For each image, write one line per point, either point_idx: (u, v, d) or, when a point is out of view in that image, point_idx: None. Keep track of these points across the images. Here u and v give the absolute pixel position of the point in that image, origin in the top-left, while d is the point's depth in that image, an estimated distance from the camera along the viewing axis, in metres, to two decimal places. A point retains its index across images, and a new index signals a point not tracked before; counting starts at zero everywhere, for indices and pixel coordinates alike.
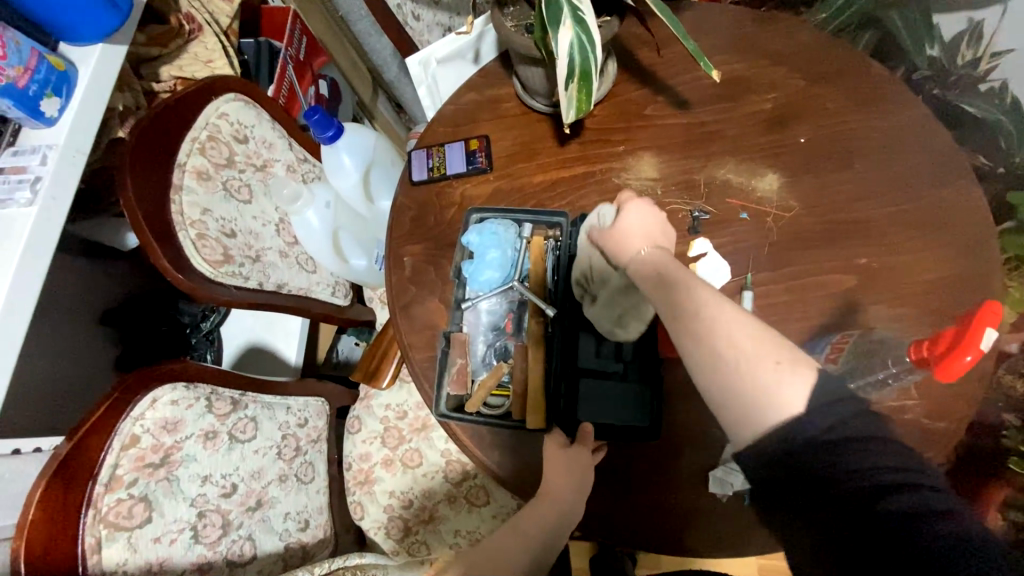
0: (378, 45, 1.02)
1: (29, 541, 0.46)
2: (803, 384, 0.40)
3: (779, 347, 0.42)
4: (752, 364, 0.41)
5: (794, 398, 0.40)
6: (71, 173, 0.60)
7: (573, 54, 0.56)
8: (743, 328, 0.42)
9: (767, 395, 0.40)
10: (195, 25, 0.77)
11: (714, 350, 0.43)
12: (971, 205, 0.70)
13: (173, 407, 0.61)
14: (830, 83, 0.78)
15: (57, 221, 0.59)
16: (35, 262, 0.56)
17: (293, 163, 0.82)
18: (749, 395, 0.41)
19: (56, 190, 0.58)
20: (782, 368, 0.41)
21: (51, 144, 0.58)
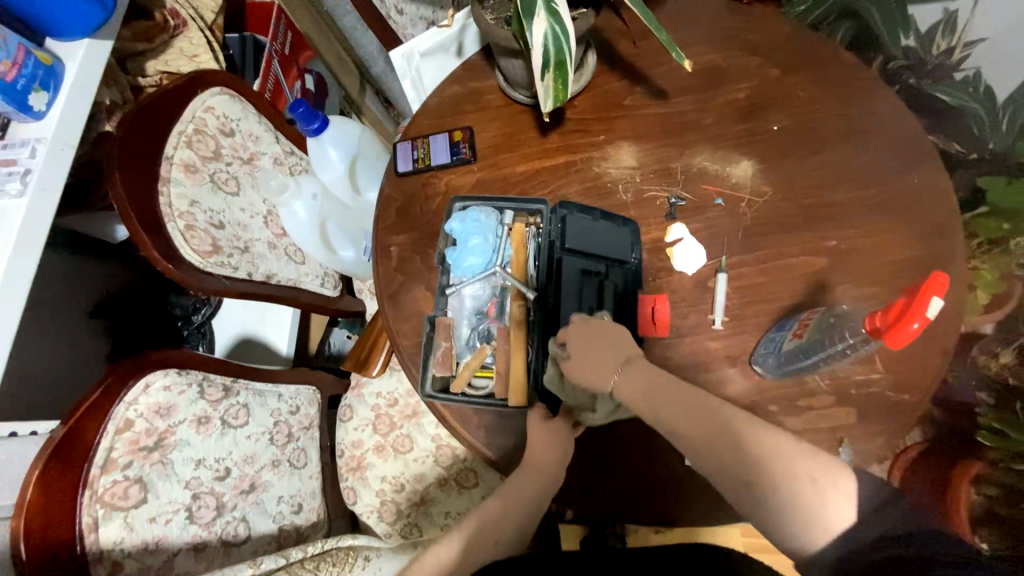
0: (365, 40, 1.04)
1: (27, 519, 0.48)
2: (850, 499, 0.46)
3: (816, 463, 0.48)
4: (789, 477, 0.48)
5: (840, 514, 0.46)
6: (60, 166, 0.61)
7: (548, 45, 0.58)
8: (777, 444, 0.50)
9: (807, 504, 0.47)
10: (180, 20, 0.78)
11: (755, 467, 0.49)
12: (937, 188, 0.72)
13: (166, 393, 0.63)
14: (804, 72, 0.80)
15: (48, 212, 0.60)
16: (26, 252, 0.58)
17: (280, 156, 0.84)
18: (799, 515, 0.47)
19: (46, 182, 0.59)
20: (810, 484, 0.47)
21: (40, 137, 0.60)
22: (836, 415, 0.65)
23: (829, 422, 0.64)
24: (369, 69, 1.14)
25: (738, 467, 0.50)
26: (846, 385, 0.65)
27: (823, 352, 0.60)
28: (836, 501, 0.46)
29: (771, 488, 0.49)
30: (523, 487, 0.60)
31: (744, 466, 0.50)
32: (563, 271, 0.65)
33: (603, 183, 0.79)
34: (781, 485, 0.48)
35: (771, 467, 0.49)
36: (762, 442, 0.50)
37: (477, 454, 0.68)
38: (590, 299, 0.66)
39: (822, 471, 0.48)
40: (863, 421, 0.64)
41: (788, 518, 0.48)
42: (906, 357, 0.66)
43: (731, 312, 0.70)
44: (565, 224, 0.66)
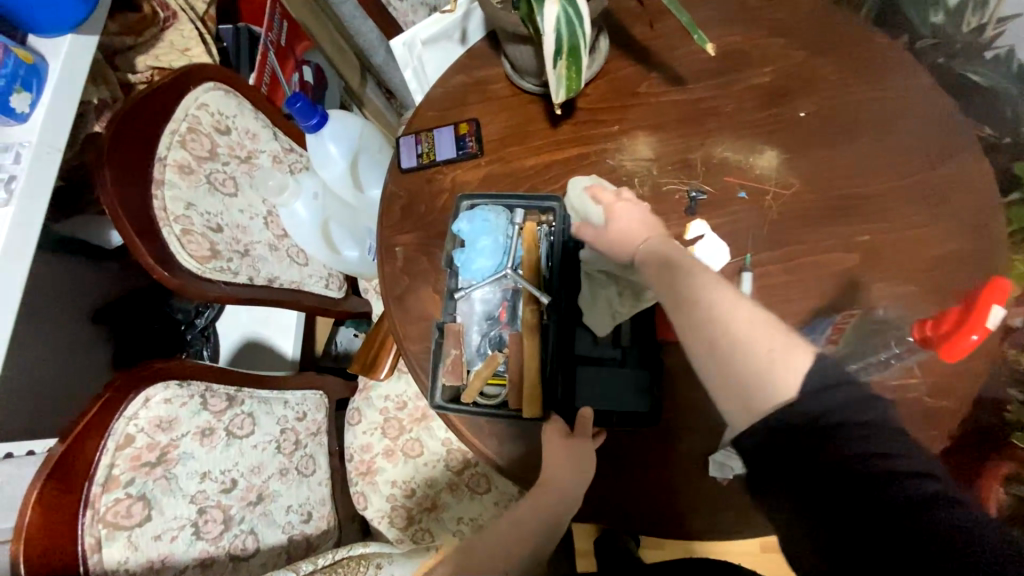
0: (364, 29, 0.97)
1: (27, 543, 0.46)
2: (798, 366, 0.41)
3: (771, 333, 0.42)
4: (747, 352, 0.42)
5: (791, 376, 0.41)
6: (47, 171, 0.58)
7: (560, 30, 0.54)
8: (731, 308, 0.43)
9: (759, 379, 0.41)
10: (169, 12, 0.74)
11: (719, 341, 0.43)
12: (978, 178, 0.67)
13: (167, 406, 0.61)
14: (830, 53, 0.75)
15: (36, 221, 0.57)
16: (13, 265, 0.55)
17: (279, 153, 0.81)
18: (745, 374, 0.42)
19: (32, 190, 0.56)
20: (766, 346, 0.41)
21: (24, 141, 0.56)
22: None
23: None
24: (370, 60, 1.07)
25: (714, 346, 0.43)
26: (880, 389, 0.61)
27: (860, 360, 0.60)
28: (780, 372, 0.41)
29: (726, 348, 0.42)
30: (544, 507, 0.56)
31: (700, 337, 0.44)
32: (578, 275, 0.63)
33: (618, 177, 0.75)
34: (739, 347, 0.42)
35: (743, 340, 0.42)
36: (749, 328, 0.42)
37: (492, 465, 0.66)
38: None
39: (780, 337, 0.42)
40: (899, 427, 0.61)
41: (738, 387, 0.42)
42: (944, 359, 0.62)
43: None
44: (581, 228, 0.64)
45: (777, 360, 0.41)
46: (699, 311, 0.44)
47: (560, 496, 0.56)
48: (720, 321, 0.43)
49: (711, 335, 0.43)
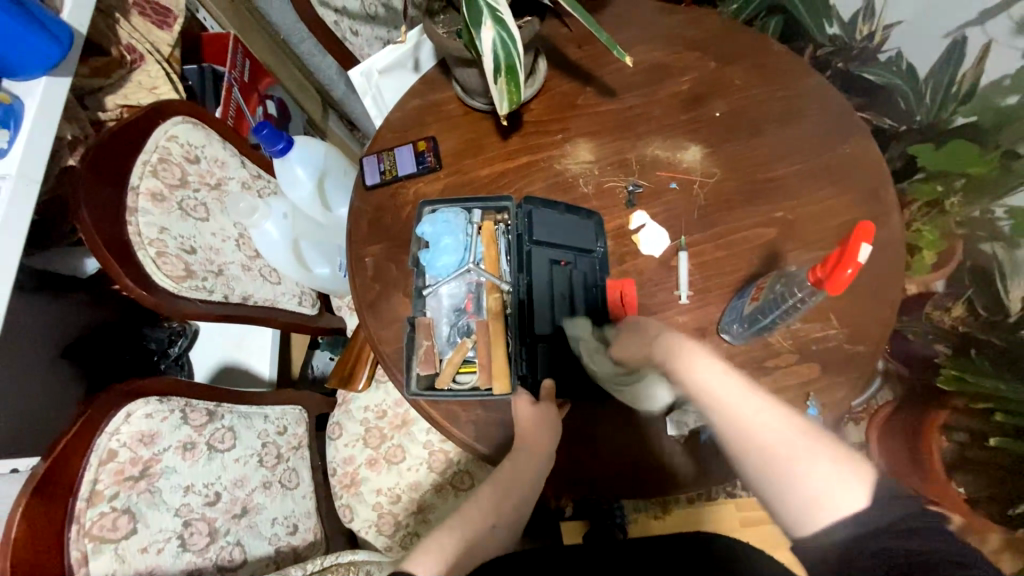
0: (324, 65, 1.10)
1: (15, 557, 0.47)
2: (860, 490, 0.47)
3: (828, 451, 0.49)
4: (804, 471, 0.48)
5: (847, 502, 0.47)
6: (25, 202, 0.61)
7: (497, 50, 0.62)
8: (779, 433, 0.50)
9: (813, 496, 0.48)
10: (137, 55, 0.79)
11: (771, 458, 0.49)
12: (868, 155, 0.78)
13: (148, 421, 0.62)
14: (738, 61, 0.87)
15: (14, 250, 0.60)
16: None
17: (247, 180, 0.85)
18: (801, 503, 0.48)
19: (11, 219, 0.59)
20: (802, 463, 0.48)
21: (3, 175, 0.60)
22: (801, 371, 0.69)
23: (799, 378, 0.69)
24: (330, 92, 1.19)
25: (763, 461, 0.50)
26: (808, 342, 0.69)
27: (779, 310, 0.65)
28: (846, 484, 0.47)
29: (778, 468, 0.49)
30: (529, 468, 0.61)
31: (754, 457, 0.50)
32: (533, 268, 0.69)
33: (565, 178, 0.83)
34: (794, 466, 0.49)
35: (795, 460, 0.49)
36: (807, 448, 0.49)
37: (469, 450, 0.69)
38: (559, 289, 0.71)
39: (831, 457, 0.49)
40: (827, 373, 0.68)
41: (796, 502, 0.48)
42: (858, 311, 0.70)
43: (696, 287, 0.74)
44: (531, 224, 0.70)
45: (838, 479, 0.47)
46: (747, 425, 0.51)
47: (541, 459, 0.61)
48: (749, 441, 0.51)
49: (761, 451, 0.50)
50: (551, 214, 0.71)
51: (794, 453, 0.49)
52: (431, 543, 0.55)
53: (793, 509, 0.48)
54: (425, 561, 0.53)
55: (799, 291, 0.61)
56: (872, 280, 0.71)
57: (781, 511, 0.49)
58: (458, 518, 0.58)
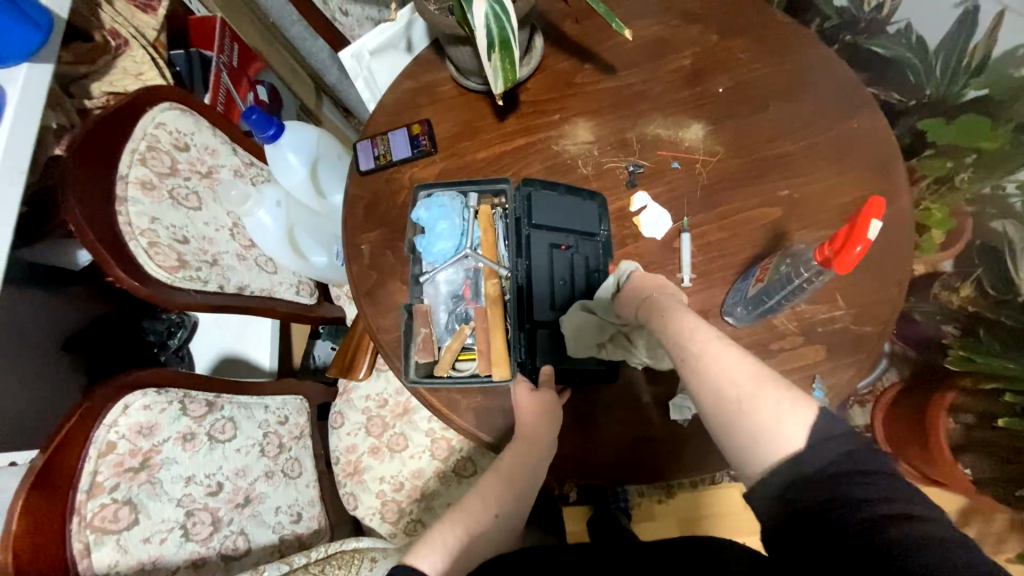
0: (315, 49, 1.08)
1: (15, 553, 0.48)
2: (803, 425, 0.45)
3: (778, 387, 0.47)
4: (751, 411, 0.47)
5: (793, 438, 0.45)
6: (13, 194, 0.59)
7: (490, 25, 0.59)
8: (726, 372, 0.48)
9: (756, 432, 0.46)
10: (121, 40, 0.76)
11: (718, 401, 0.48)
12: (877, 130, 0.76)
13: (146, 413, 0.62)
14: (742, 35, 0.83)
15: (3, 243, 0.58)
16: None
17: (239, 167, 0.84)
18: (750, 431, 0.47)
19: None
20: (753, 394, 0.47)
21: None
22: (806, 354, 0.67)
23: (803, 360, 0.67)
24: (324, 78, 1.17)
25: (709, 398, 0.49)
26: (813, 323, 0.68)
27: (785, 290, 0.63)
28: (794, 422, 0.45)
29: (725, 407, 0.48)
30: (532, 456, 0.60)
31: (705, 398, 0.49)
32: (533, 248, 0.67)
33: (563, 160, 0.81)
34: (740, 407, 0.47)
35: (740, 400, 0.47)
36: (751, 380, 0.48)
37: (471, 438, 0.68)
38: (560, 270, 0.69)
39: (782, 395, 0.47)
40: (833, 355, 0.67)
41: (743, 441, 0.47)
42: (866, 292, 0.69)
43: (699, 269, 0.72)
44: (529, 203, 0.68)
45: (786, 418, 0.46)
46: (692, 360, 0.50)
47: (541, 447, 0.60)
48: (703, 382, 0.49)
49: (713, 389, 0.49)
50: (551, 195, 0.69)
51: (738, 385, 0.48)
52: (432, 535, 0.54)
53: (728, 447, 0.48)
54: (427, 553, 0.53)
55: (805, 270, 0.59)
56: (881, 259, 0.70)
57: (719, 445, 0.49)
58: (462, 508, 0.57)
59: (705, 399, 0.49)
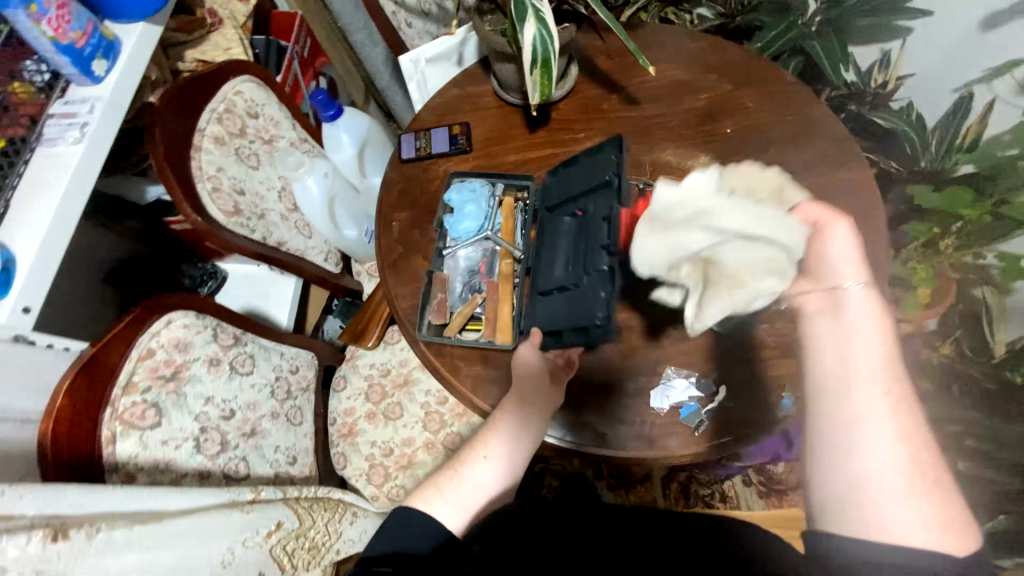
0: (373, 54, 1.24)
1: (55, 423, 0.55)
2: (947, 545, 0.40)
3: (942, 498, 0.42)
4: (899, 497, 0.41)
5: (933, 547, 0.40)
6: (113, 123, 0.66)
7: (536, 45, 0.71)
8: (896, 448, 0.42)
9: (890, 518, 0.41)
10: (217, 19, 0.88)
11: (874, 470, 0.42)
12: (863, 182, 0.85)
13: (185, 331, 0.69)
14: (753, 87, 0.95)
15: (98, 162, 0.64)
16: (77, 194, 0.62)
17: (296, 141, 0.93)
18: (881, 511, 0.41)
19: (100, 134, 0.64)
20: (932, 488, 0.42)
21: (99, 97, 0.65)
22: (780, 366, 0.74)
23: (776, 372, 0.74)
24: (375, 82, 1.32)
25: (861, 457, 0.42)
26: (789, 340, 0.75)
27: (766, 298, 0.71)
28: (945, 538, 0.40)
29: (873, 483, 0.42)
30: (516, 401, 0.62)
31: (861, 454, 0.43)
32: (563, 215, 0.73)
33: None
34: (898, 487, 0.41)
35: (896, 480, 0.41)
36: (912, 466, 0.42)
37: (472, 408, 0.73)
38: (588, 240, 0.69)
39: (942, 513, 0.41)
40: None
41: (872, 518, 0.41)
42: None
43: None
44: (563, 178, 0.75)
45: (933, 530, 0.40)
46: (864, 423, 0.43)
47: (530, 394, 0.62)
48: (892, 434, 0.43)
49: (872, 452, 0.42)
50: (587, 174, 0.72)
51: (905, 470, 0.42)
52: (429, 488, 0.60)
53: (844, 489, 0.42)
54: (428, 500, 0.58)
55: None
56: None
57: (819, 476, 0.44)
58: (460, 463, 0.60)
59: (857, 458, 0.43)
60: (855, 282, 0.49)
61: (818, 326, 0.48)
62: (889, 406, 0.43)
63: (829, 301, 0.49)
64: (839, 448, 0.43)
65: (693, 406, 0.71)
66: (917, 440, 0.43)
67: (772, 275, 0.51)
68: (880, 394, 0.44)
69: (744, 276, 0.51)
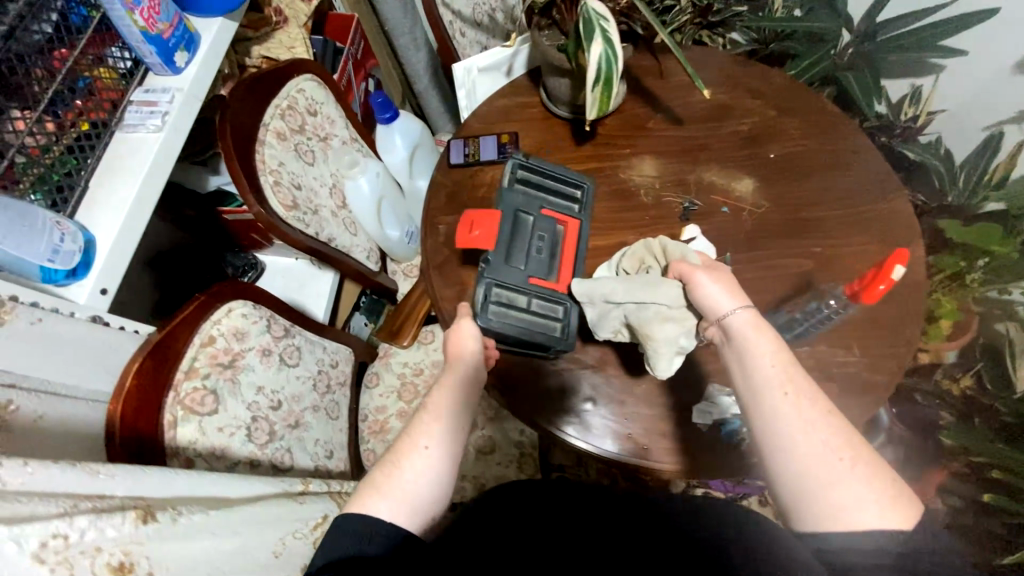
0: (415, 59, 1.28)
1: (122, 404, 0.56)
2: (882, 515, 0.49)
3: (884, 483, 0.50)
4: (838, 487, 0.49)
5: (876, 520, 0.48)
6: (190, 113, 0.68)
7: (601, 64, 0.73)
8: (820, 445, 0.51)
9: (836, 505, 0.49)
10: (282, 17, 0.90)
11: (817, 470, 0.50)
12: (903, 213, 0.87)
13: (243, 320, 0.71)
14: (796, 114, 0.97)
15: (175, 150, 0.66)
16: (155, 181, 0.63)
17: (348, 140, 0.95)
18: (830, 501, 0.50)
19: (179, 123, 0.66)
20: (863, 471, 0.50)
21: (179, 87, 0.67)
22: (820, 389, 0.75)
23: None
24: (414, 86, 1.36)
25: (795, 461, 0.51)
26: (829, 364, 0.77)
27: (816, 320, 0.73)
28: (883, 510, 0.49)
29: (821, 480, 0.50)
30: (452, 381, 0.64)
31: (790, 460, 0.51)
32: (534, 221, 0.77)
33: (627, 187, 0.92)
34: (834, 479, 0.50)
35: (827, 470, 0.50)
36: (834, 451, 0.51)
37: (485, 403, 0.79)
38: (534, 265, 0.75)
39: (881, 490, 0.50)
40: (843, 394, 0.75)
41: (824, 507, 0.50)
42: (877, 345, 0.78)
43: None
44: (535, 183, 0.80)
45: (874, 505, 0.49)
46: (794, 429, 0.52)
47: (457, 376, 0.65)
48: (816, 432, 0.51)
49: (808, 455, 0.51)
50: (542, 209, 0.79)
51: (837, 462, 0.50)
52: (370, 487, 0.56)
53: (794, 487, 0.51)
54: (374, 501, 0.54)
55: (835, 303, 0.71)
56: (895, 321, 0.79)
57: (778, 478, 0.52)
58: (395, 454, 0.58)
59: (797, 463, 0.51)
60: (737, 308, 0.59)
61: (726, 355, 0.59)
62: (806, 411, 0.52)
63: (722, 330, 0.60)
64: (779, 460, 0.52)
65: (736, 425, 0.72)
66: (839, 431, 0.51)
67: (678, 323, 0.65)
68: (781, 400, 0.53)
69: (654, 333, 0.65)
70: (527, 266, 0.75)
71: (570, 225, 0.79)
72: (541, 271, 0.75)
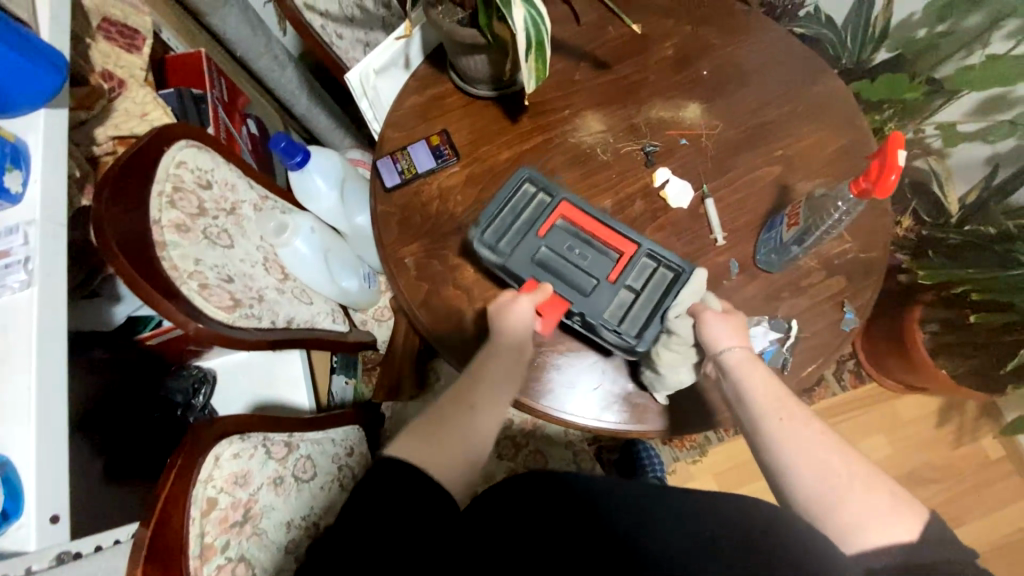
0: (283, 79, 1.08)
1: None
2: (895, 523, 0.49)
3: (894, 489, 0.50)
4: (842, 492, 0.50)
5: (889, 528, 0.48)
6: (58, 246, 0.53)
7: (528, 28, 0.64)
8: (825, 454, 0.53)
9: (842, 512, 0.50)
10: (115, 82, 0.73)
11: (821, 474, 0.52)
12: (839, 92, 0.89)
13: (237, 461, 0.58)
14: (710, 23, 0.94)
15: (60, 299, 0.53)
16: (54, 347, 0.50)
17: (258, 201, 0.79)
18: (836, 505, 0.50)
19: (50, 266, 0.52)
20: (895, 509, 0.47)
21: (28, 220, 0.52)
22: (831, 285, 0.78)
23: (828, 291, 0.77)
24: (291, 108, 1.16)
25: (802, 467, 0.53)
26: (830, 258, 0.79)
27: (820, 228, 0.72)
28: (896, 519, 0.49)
29: (826, 485, 0.51)
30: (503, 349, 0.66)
31: (795, 466, 0.53)
32: (549, 247, 0.72)
33: (582, 150, 0.86)
34: (844, 485, 0.51)
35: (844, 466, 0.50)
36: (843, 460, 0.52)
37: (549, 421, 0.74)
38: (586, 270, 0.71)
39: (885, 498, 0.50)
40: (852, 283, 0.78)
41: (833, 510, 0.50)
42: (865, 225, 0.80)
43: (727, 229, 0.81)
44: (495, 219, 0.74)
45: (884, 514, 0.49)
46: (795, 438, 0.54)
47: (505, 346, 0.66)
48: (814, 441, 0.53)
49: (813, 463, 0.52)
50: (527, 236, 0.73)
51: (840, 473, 0.51)
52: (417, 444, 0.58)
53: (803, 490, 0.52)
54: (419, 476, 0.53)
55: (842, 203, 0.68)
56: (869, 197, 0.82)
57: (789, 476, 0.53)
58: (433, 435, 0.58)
59: (804, 469, 0.52)
60: (733, 344, 0.63)
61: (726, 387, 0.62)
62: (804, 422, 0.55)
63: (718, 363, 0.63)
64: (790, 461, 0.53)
65: (774, 348, 0.75)
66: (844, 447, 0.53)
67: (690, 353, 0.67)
68: (777, 424, 0.55)
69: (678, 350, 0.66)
70: (593, 273, 0.71)
71: (564, 210, 0.74)
72: (604, 262, 0.72)
